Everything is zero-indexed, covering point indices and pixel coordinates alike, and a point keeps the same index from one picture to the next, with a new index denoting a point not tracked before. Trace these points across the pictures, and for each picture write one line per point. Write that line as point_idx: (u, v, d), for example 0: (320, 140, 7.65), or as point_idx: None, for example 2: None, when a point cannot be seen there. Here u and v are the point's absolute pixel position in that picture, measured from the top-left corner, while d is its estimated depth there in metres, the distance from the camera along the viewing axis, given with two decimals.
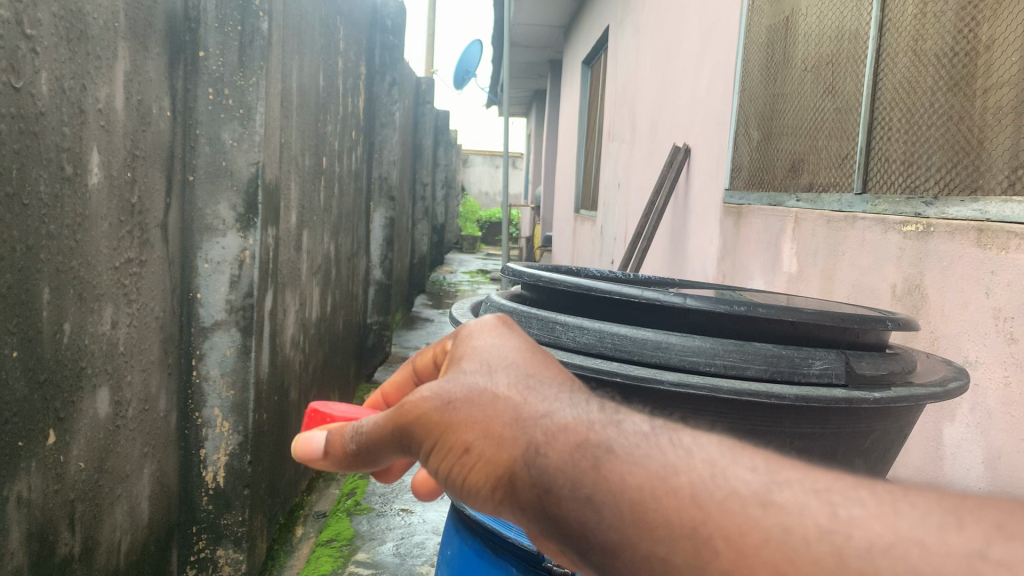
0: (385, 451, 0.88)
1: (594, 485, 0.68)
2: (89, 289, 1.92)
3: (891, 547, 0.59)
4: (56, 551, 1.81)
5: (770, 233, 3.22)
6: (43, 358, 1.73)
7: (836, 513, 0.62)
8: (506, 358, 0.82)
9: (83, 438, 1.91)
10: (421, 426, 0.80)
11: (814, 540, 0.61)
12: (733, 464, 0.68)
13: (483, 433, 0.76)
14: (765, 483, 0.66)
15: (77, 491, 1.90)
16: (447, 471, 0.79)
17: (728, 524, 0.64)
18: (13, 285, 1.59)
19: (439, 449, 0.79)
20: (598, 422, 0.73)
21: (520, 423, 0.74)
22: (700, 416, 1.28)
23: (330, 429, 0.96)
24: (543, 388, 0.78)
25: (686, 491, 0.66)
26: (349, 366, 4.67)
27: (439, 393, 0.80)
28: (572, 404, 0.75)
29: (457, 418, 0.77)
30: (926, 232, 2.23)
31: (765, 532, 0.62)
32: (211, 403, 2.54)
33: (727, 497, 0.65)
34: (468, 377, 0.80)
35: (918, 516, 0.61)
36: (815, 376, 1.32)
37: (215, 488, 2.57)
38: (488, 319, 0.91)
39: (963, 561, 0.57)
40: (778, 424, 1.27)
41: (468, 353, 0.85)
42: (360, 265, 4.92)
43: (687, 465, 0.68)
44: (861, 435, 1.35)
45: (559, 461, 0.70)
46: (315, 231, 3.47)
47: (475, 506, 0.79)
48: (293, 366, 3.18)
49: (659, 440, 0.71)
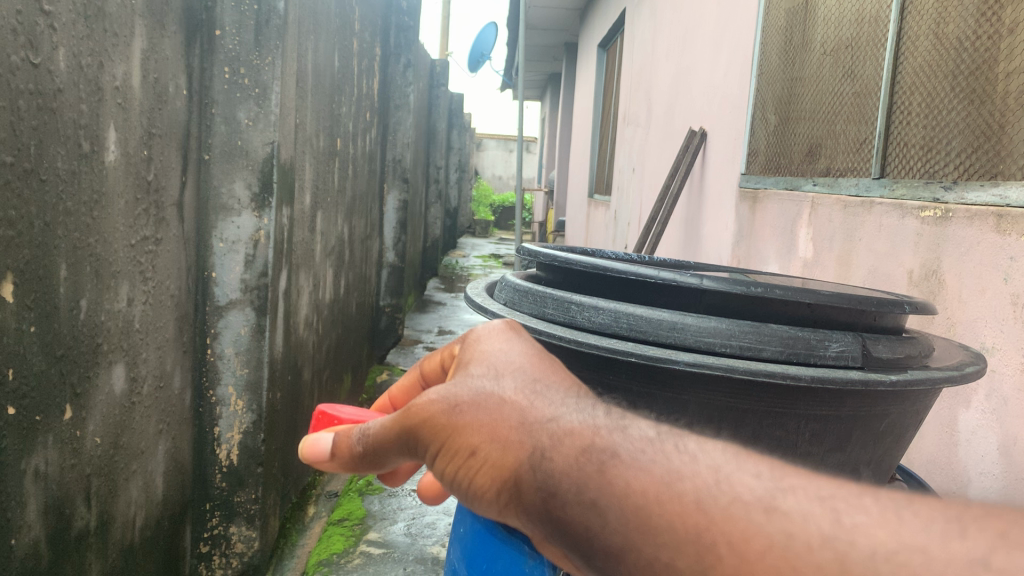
0: (393, 454, 0.89)
1: (600, 489, 0.68)
2: (105, 267, 1.93)
3: (894, 554, 0.59)
4: (72, 525, 1.84)
5: (785, 218, 3.21)
6: (59, 333, 1.74)
7: (840, 520, 0.62)
8: (513, 364, 0.84)
9: (98, 414, 1.93)
10: (427, 428, 0.82)
11: (817, 547, 0.61)
12: (738, 471, 0.68)
13: (489, 435, 0.77)
14: (770, 489, 0.66)
15: (93, 466, 1.92)
16: (453, 472, 0.80)
17: (731, 529, 0.63)
18: (30, 261, 1.60)
19: (444, 451, 0.81)
20: (604, 427, 0.73)
21: (525, 427, 0.75)
22: (714, 399, 1.28)
23: (337, 430, 0.98)
24: (550, 394, 0.79)
25: (691, 496, 0.66)
26: (361, 347, 4.70)
27: (446, 396, 0.81)
28: (578, 410, 0.77)
29: (462, 421, 0.79)
30: (944, 218, 2.21)
31: (768, 538, 0.62)
32: (225, 381, 2.56)
33: (731, 502, 0.65)
34: (476, 381, 0.81)
35: (920, 524, 0.62)
36: (830, 358, 1.32)
37: (228, 467, 2.60)
38: (496, 323, 0.93)
39: (966, 567, 0.57)
40: (793, 406, 1.27)
41: (475, 358, 0.87)
42: (372, 247, 4.93)
43: (693, 471, 0.68)
44: (876, 417, 1.34)
45: (564, 465, 0.71)
46: (328, 212, 3.48)
47: (479, 508, 0.81)
48: (307, 346, 3.20)
49: (665, 446, 0.72)
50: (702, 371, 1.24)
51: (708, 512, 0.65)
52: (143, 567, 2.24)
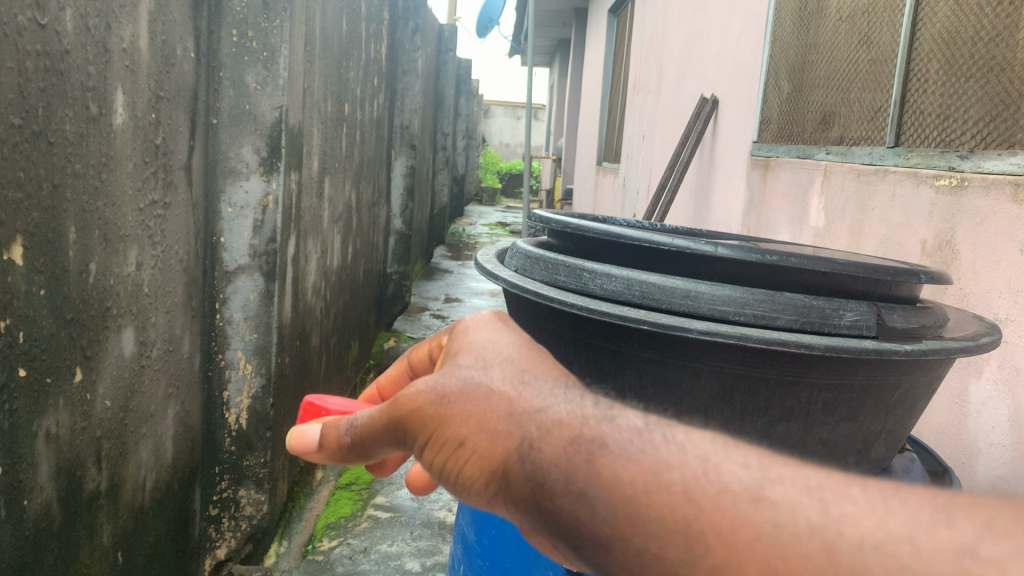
0: (381, 445, 0.91)
1: (589, 479, 0.69)
2: (113, 231, 1.93)
3: (883, 544, 0.59)
4: (83, 487, 1.86)
5: (797, 187, 3.17)
6: (69, 297, 1.75)
7: (828, 510, 0.63)
8: (501, 354, 0.86)
9: (107, 377, 1.95)
10: (416, 419, 0.83)
11: (806, 537, 0.61)
12: (726, 460, 0.68)
13: (476, 426, 0.78)
14: (758, 478, 0.66)
15: (103, 429, 1.94)
16: (441, 464, 0.82)
17: (718, 520, 0.64)
18: (39, 224, 1.61)
19: (431, 442, 0.82)
20: (592, 417, 0.74)
21: (514, 417, 0.77)
22: (727, 368, 1.27)
23: (324, 421, 1.01)
24: (538, 383, 0.80)
25: (679, 486, 0.66)
26: (369, 314, 4.71)
27: (435, 387, 0.83)
28: (567, 399, 0.78)
29: (451, 412, 0.80)
30: (960, 187, 2.19)
31: (756, 529, 0.62)
32: (234, 346, 2.58)
33: (718, 493, 0.65)
34: (464, 371, 0.83)
35: (909, 513, 0.62)
36: (845, 328, 1.31)
37: (237, 430, 2.62)
38: (484, 314, 0.95)
39: (955, 559, 0.57)
40: (806, 375, 1.26)
41: (464, 348, 0.89)
42: (381, 214, 4.92)
43: (680, 460, 0.68)
44: (890, 388, 1.34)
45: (551, 455, 0.72)
46: (337, 179, 3.47)
47: (467, 499, 0.82)
48: (315, 313, 3.21)
49: (653, 437, 0.71)
50: (717, 339, 1.23)
51: (696, 503, 0.65)
52: (153, 530, 2.26)
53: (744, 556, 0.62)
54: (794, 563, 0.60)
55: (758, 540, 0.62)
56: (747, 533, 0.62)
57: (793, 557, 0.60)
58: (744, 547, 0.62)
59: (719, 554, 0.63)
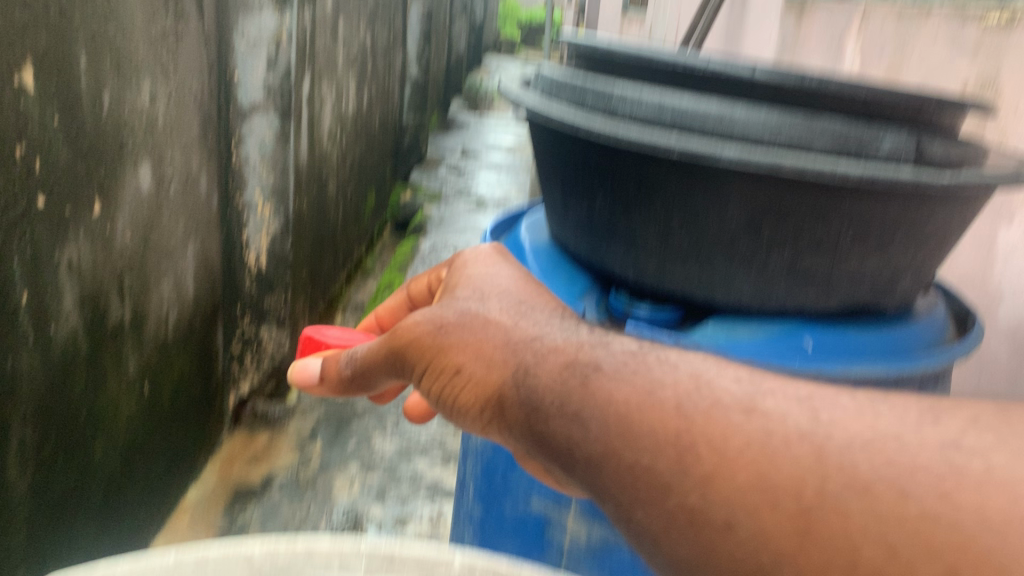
0: (380, 375, 1.07)
1: (581, 406, 0.81)
2: (126, 60, 1.87)
3: (870, 442, 0.69)
4: (108, 317, 1.90)
5: (832, 28, 3.02)
6: (83, 127, 1.69)
7: (818, 416, 0.73)
8: (496, 287, 1.03)
9: (125, 210, 1.94)
10: (415, 349, 0.99)
11: (796, 441, 0.71)
12: (719, 377, 0.80)
13: (474, 355, 0.93)
14: (750, 394, 0.77)
15: (123, 262, 1.95)
16: (435, 382, 0.97)
17: (712, 429, 0.74)
18: (52, 47, 1.52)
19: (432, 365, 0.98)
20: (587, 344, 0.88)
21: (509, 346, 0.91)
22: (756, 198, 1.11)
23: (322, 357, 1.20)
24: (531, 313, 0.96)
25: (672, 404, 0.78)
26: (384, 167, 4.68)
27: (432, 320, 0.99)
28: (562, 329, 0.92)
29: (449, 341, 0.96)
30: (1011, 23, 2.07)
31: (748, 435, 0.73)
32: (251, 185, 2.56)
33: (712, 406, 0.76)
34: (462, 303, 1.00)
35: (894, 415, 0.72)
36: (888, 155, 1.12)
37: (259, 272, 2.68)
38: (482, 249, 1.13)
39: (936, 449, 0.67)
40: (840, 205, 1.10)
41: (464, 282, 1.07)
42: (396, 59, 4.78)
43: (674, 379, 0.80)
44: (931, 219, 1.17)
45: (538, 382, 0.85)
46: (350, 16, 3.34)
47: (464, 423, 0.95)
48: (331, 159, 3.18)
49: (644, 359, 0.84)
50: (745, 169, 1.06)
51: (683, 428, 0.75)
52: (180, 362, 2.33)
53: (731, 463, 0.71)
54: (779, 473, 0.69)
55: (742, 454, 0.72)
56: (729, 449, 0.72)
57: (780, 467, 0.70)
58: (736, 460, 0.71)
59: (708, 465, 0.72)
